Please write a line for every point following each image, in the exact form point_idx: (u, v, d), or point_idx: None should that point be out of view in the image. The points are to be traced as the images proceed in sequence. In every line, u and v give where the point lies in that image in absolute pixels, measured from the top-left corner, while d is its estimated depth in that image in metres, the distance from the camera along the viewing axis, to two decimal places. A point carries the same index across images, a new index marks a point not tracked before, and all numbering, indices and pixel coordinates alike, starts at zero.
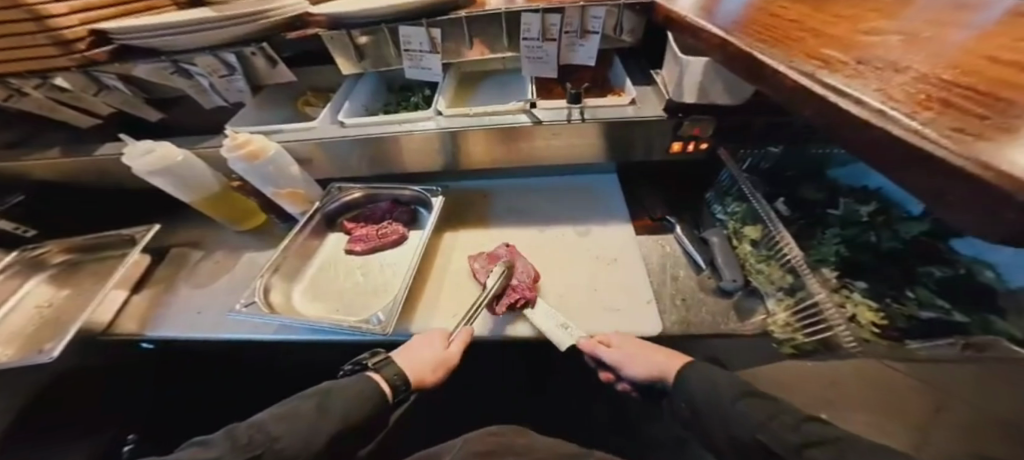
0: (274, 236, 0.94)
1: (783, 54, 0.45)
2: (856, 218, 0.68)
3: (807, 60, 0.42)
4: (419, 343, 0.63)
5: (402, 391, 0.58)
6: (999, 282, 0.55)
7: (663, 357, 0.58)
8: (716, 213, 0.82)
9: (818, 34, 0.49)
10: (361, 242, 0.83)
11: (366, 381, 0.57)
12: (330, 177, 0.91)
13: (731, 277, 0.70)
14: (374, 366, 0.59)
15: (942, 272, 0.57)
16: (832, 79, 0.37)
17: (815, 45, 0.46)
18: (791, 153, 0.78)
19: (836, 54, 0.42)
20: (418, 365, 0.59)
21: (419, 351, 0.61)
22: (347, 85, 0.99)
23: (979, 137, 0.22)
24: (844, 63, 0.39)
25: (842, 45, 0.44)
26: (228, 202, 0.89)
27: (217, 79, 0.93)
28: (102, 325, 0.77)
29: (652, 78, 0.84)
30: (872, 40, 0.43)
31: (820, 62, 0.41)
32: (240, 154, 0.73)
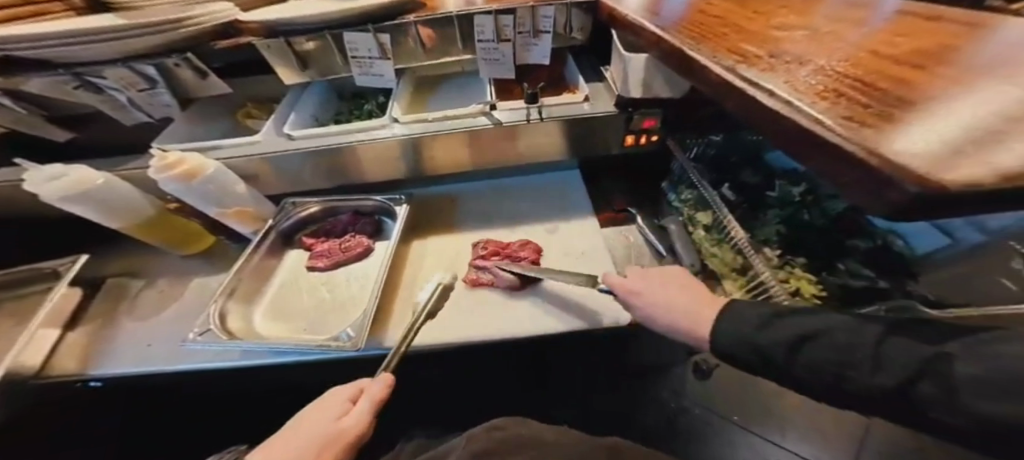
0: (225, 258, 0.87)
1: (711, 51, 0.49)
2: (790, 198, 0.78)
3: (730, 55, 0.47)
4: (309, 417, 0.52)
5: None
6: (910, 249, 0.66)
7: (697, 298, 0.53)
8: (671, 202, 0.89)
9: (739, 30, 0.54)
10: (324, 257, 0.79)
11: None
12: (283, 192, 0.86)
13: (689, 262, 0.76)
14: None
15: (866, 245, 0.68)
16: (751, 72, 0.41)
17: (738, 41, 0.50)
18: (730, 141, 0.86)
19: (755, 49, 0.47)
20: (285, 453, 0.48)
21: (309, 429, 0.51)
22: (292, 95, 0.94)
23: (867, 123, 0.26)
24: (761, 58, 0.44)
25: (760, 41, 0.49)
26: (166, 226, 0.80)
27: (135, 93, 0.84)
28: (33, 367, 0.66)
29: (603, 75, 0.88)
30: (784, 36, 0.49)
31: (741, 57, 0.45)
32: (173, 175, 0.66)
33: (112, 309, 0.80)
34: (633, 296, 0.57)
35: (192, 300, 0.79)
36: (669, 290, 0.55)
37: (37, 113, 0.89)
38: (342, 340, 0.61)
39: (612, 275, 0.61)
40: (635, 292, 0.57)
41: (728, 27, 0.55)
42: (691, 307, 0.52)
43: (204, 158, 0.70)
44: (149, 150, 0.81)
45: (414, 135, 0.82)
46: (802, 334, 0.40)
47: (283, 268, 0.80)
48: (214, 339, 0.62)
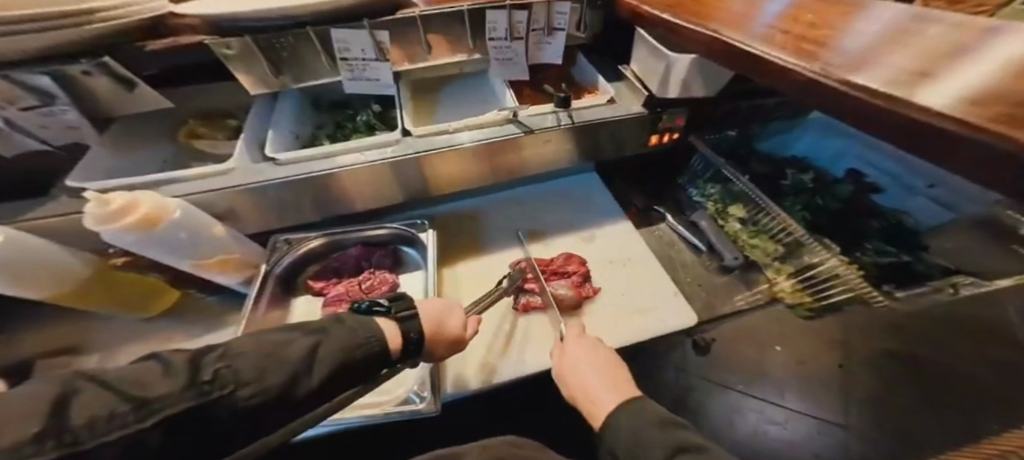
0: (206, 314, 0.65)
1: (785, 40, 0.47)
2: (804, 185, 0.84)
3: (810, 44, 0.45)
4: (443, 307, 0.54)
5: (412, 349, 0.47)
6: (918, 224, 0.76)
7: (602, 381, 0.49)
8: (693, 196, 0.90)
9: (798, 18, 0.52)
10: (341, 303, 0.65)
11: (380, 329, 0.44)
12: (268, 228, 0.68)
13: (732, 255, 0.77)
14: (396, 313, 0.48)
15: (882, 223, 0.76)
16: (857, 60, 0.39)
17: (804, 28, 0.49)
18: (742, 134, 0.91)
19: (832, 35, 0.45)
20: (434, 322, 0.51)
21: (448, 318, 0.54)
22: (260, 109, 0.76)
23: None
24: (848, 44, 0.43)
25: (827, 27, 0.47)
26: (111, 291, 0.59)
27: (18, 112, 0.59)
28: None
29: (622, 74, 0.86)
30: (848, 19, 0.47)
31: (824, 44, 0.44)
32: (126, 225, 0.47)
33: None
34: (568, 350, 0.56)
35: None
36: (603, 365, 0.52)
37: None
38: (414, 403, 0.56)
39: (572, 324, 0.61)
40: (568, 349, 0.56)
41: (783, 13, 0.53)
42: (596, 387, 0.49)
43: (164, 198, 0.52)
44: (68, 189, 0.57)
45: (424, 151, 0.70)
46: (678, 448, 0.37)
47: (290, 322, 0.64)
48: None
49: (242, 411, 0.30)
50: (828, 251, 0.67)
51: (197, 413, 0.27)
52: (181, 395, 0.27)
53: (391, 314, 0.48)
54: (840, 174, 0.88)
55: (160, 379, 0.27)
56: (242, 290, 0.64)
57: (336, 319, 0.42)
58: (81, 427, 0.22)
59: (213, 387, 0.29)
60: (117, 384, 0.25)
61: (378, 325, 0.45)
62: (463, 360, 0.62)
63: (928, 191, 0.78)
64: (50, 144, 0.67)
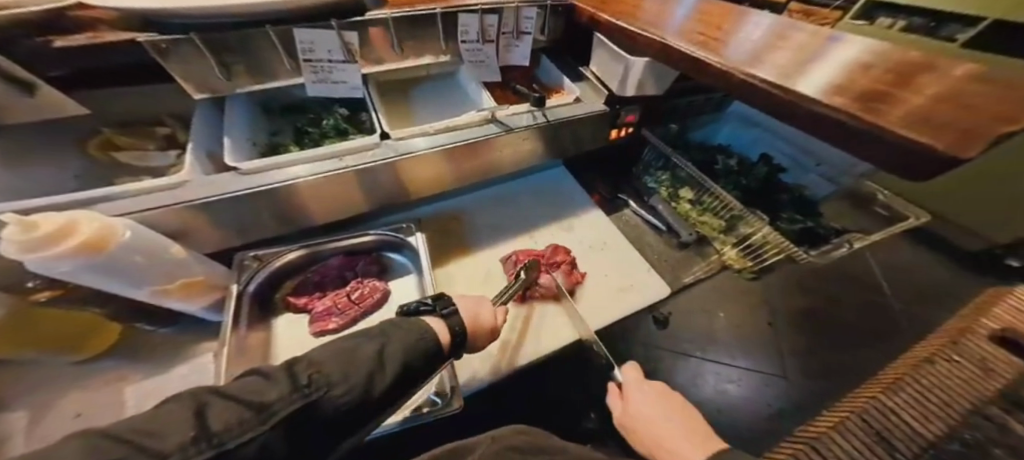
0: (170, 350, 0.58)
1: (729, 44, 0.57)
2: (730, 168, 1.00)
3: (751, 47, 0.55)
4: (478, 298, 0.55)
5: (458, 343, 0.47)
6: (814, 195, 0.96)
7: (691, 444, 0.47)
8: (648, 184, 1.02)
9: (733, 27, 0.62)
10: (331, 317, 0.60)
11: (429, 326, 0.45)
12: (230, 246, 0.61)
13: (688, 232, 0.89)
14: (439, 310, 0.49)
15: (790, 196, 0.94)
16: (784, 60, 0.50)
17: (741, 34, 0.59)
18: (680, 128, 1.06)
19: (763, 41, 0.56)
20: (476, 316, 0.52)
21: (484, 308, 0.54)
22: (205, 113, 0.67)
23: (934, 107, 0.36)
24: (777, 47, 0.53)
25: (758, 34, 0.58)
26: (31, 331, 0.48)
27: None
28: None
29: (583, 75, 0.94)
30: (769, 27, 0.59)
31: (760, 47, 0.54)
32: (62, 255, 0.38)
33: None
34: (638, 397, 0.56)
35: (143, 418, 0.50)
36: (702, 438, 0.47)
37: None
38: (437, 404, 0.54)
39: (635, 372, 0.61)
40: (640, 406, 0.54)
41: (715, 23, 0.65)
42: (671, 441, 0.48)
43: (105, 218, 0.43)
44: None
45: (406, 154, 0.69)
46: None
47: (275, 344, 0.58)
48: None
49: (338, 410, 0.35)
50: (760, 222, 0.80)
51: (305, 412, 0.33)
52: (289, 397, 0.32)
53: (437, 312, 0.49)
54: (756, 158, 1.06)
55: (267, 385, 0.33)
56: (209, 315, 0.57)
57: (391, 323, 0.44)
58: (220, 432, 0.28)
59: (310, 389, 0.34)
60: (235, 395, 0.31)
61: (427, 321, 0.45)
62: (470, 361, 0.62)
63: (818, 169, 0.97)
64: None
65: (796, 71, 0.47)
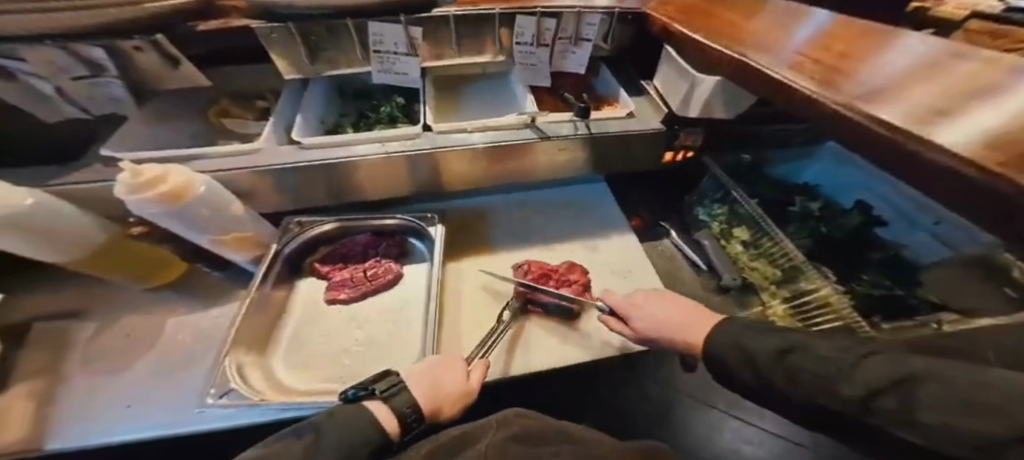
0: (217, 292, 0.67)
1: (827, 70, 0.46)
2: (810, 212, 0.84)
3: (858, 77, 0.43)
4: (439, 369, 0.51)
5: (411, 429, 0.44)
6: (920, 259, 0.74)
7: (691, 317, 0.54)
8: (699, 215, 0.91)
9: (839, 51, 0.51)
10: (345, 288, 0.67)
11: (371, 418, 0.40)
12: (282, 209, 0.71)
13: (731, 277, 0.77)
14: (383, 394, 0.44)
15: (881, 255, 0.75)
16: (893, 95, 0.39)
17: (847, 62, 0.48)
18: (755, 160, 0.93)
19: (874, 71, 0.44)
20: (435, 393, 0.48)
21: (445, 380, 0.50)
22: (289, 93, 0.78)
23: None
24: (892, 77, 0.42)
25: (870, 62, 0.47)
26: (124, 256, 0.61)
27: (68, 82, 0.63)
28: None
29: (644, 89, 0.88)
30: (884, 55, 0.47)
31: (870, 77, 0.43)
32: (152, 197, 0.49)
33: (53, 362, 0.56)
34: (636, 317, 0.59)
35: (180, 346, 0.59)
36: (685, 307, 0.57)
37: None
38: None
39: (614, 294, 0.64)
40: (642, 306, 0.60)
41: (806, 42, 0.54)
42: (678, 318, 0.55)
43: (192, 173, 0.54)
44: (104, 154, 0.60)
45: (443, 147, 0.72)
46: (781, 350, 0.41)
47: (295, 300, 0.66)
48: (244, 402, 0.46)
49: None
50: (825, 280, 0.67)
51: None
52: None
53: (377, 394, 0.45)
54: (849, 204, 0.86)
55: None
56: (248, 267, 0.66)
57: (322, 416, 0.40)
58: None
59: None
60: None
61: (369, 410, 0.41)
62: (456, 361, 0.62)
63: (933, 227, 0.76)
64: (92, 114, 0.71)
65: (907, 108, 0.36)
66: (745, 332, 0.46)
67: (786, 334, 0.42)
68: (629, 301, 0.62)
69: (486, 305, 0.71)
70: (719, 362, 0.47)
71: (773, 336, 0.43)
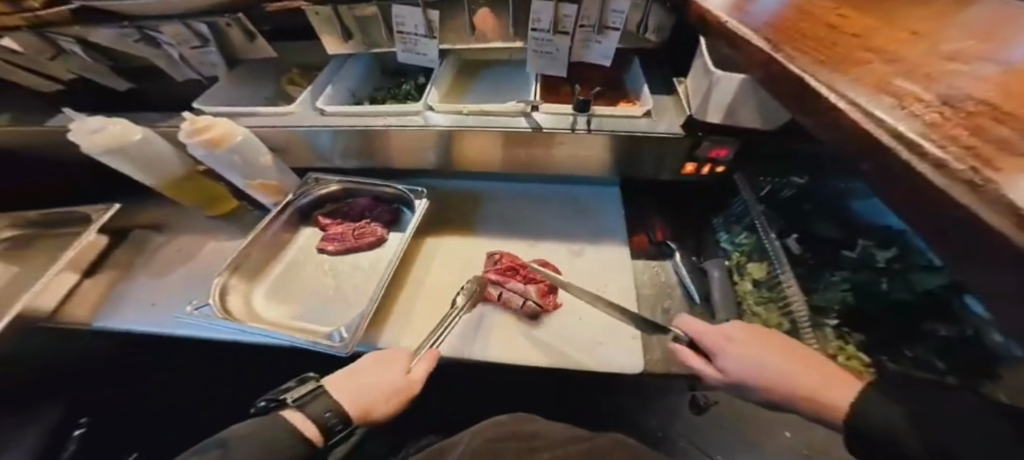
0: (247, 223, 0.89)
1: (845, 80, 0.35)
2: (871, 263, 0.64)
3: (876, 95, 0.32)
4: (367, 373, 0.55)
5: (337, 430, 0.51)
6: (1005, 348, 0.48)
7: (815, 374, 0.43)
8: (721, 241, 0.78)
9: (891, 58, 0.38)
10: (334, 241, 0.79)
11: (287, 427, 0.48)
12: (308, 165, 0.85)
13: (726, 318, 0.66)
14: (295, 403, 0.51)
15: (947, 332, 0.54)
16: (897, 121, 0.28)
17: (886, 72, 0.35)
18: (814, 187, 0.75)
19: (912, 87, 0.32)
20: (365, 395, 0.52)
21: (367, 383, 0.54)
22: (333, 66, 0.90)
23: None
24: (922, 100, 0.30)
25: (918, 75, 0.34)
26: (195, 187, 0.82)
27: (187, 50, 0.82)
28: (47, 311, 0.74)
29: (673, 87, 0.79)
30: (950, 67, 0.33)
31: (891, 98, 0.32)
32: (201, 140, 0.67)
33: (131, 261, 0.87)
34: (724, 354, 0.49)
35: (206, 266, 0.83)
36: (784, 354, 0.46)
37: (103, 64, 0.87)
38: (332, 340, 0.61)
39: (693, 321, 0.54)
40: (731, 350, 0.48)
41: (854, 46, 0.41)
42: (788, 371, 0.44)
43: (235, 126, 0.71)
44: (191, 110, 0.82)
45: (427, 127, 0.77)
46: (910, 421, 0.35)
47: (295, 242, 0.82)
48: (209, 316, 0.65)
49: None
50: (839, 342, 0.57)
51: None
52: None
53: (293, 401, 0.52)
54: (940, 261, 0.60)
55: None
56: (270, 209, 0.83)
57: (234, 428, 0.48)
58: None
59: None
60: None
61: (284, 421, 0.49)
62: (408, 323, 0.70)
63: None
64: (203, 77, 0.91)
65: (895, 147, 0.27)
66: (875, 405, 0.38)
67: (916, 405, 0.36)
68: (708, 335, 0.52)
69: (444, 288, 0.76)
70: (864, 435, 0.38)
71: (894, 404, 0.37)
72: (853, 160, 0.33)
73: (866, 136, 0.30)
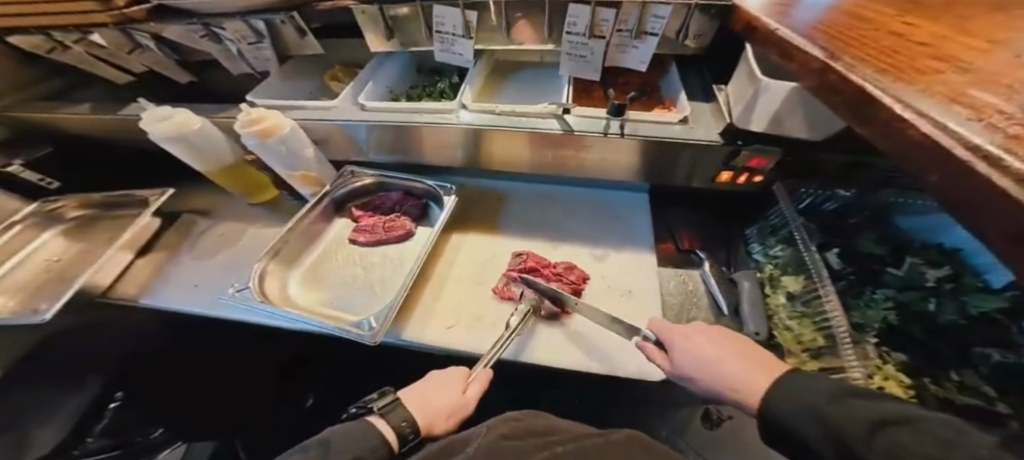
0: (287, 211, 0.94)
1: (912, 92, 0.33)
2: (918, 282, 0.59)
3: (947, 105, 0.30)
4: (428, 393, 0.59)
5: (410, 440, 0.53)
6: None
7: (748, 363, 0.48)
8: (753, 253, 0.77)
9: (963, 68, 0.35)
10: (365, 232, 0.83)
11: (372, 428, 0.51)
12: (347, 158, 0.89)
13: (754, 329, 0.65)
14: (380, 411, 0.54)
15: (1003, 357, 0.49)
16: (977, 131, 0.25)
17: (959, 81, 0.33)
18: (863, 199, 0.71)
19: (991, 98, 0.30)
20: (432, 409, 0.57)
21: (434, 399, 0.58)
22: (375, 63, 0.93)
23: None
24: (1004, 112, 0.27)
25: (999, 87, 0.31)
26: (241, 175, 0.88)
27: (245, 46, 0.85)
28: (103, 287, 0.81)
29: (713, 95, 0.78)
30: None
31: (965, 108, 0.29)
32: (254, 130, 0.72)
33: (178, 243, 0.93)
34: (675, 346, 0.54)
35: (248, 251, 0.88)
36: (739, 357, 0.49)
37: (172, 58, 0.93)
38: (362, 329, 0.64)
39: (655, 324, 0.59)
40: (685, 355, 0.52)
41: (923, 57, 0.39)
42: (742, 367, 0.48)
43: (285, 119, 0.75)
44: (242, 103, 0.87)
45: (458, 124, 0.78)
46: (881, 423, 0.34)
47: (329, 233, 0.85)
48: (248, 298, 0.69)
49: None
50: (879, 361, 0.54)
51: None
52: None
53: (375, 410, 0.54)
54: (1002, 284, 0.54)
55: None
56: (309, 199, 0.88)
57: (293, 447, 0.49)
58: None
59: None
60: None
61: (370, 425, 0.51)
62: (430, 316, 0.73)
63: None
64: (256, 71, 0.95)
65: (965, 155, 0.24)
66: (801, 390, 0.41)
67: (854, 400, 0.37)
68: (682, 332, 0.55)
69: (470, 284, 0.78)
70: (789, 428, 0.41)
71: (845, 407, 0.37)
72: (920, 173, 0.29)
73: (942, 150, 0.26)
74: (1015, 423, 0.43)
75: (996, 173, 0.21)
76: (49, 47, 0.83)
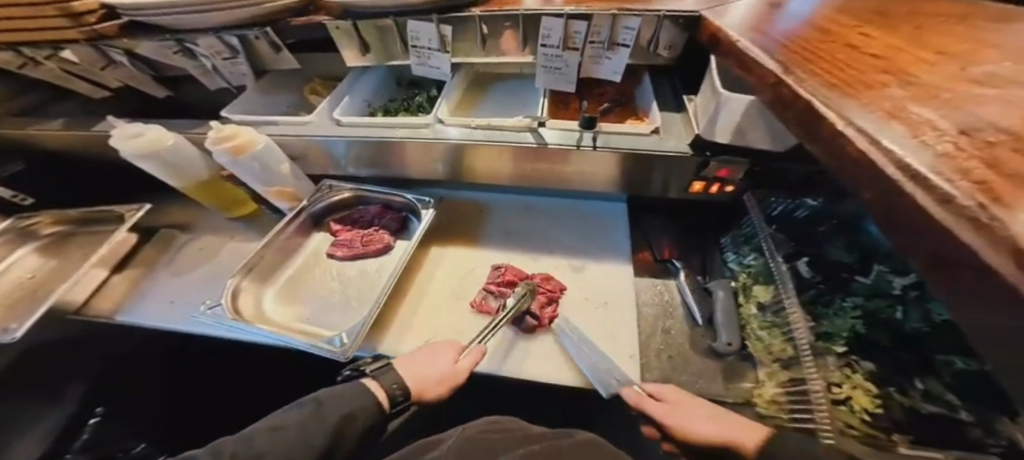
0: (264, 224, 0.94)
1: (855, 108, 0.33)
2: (885, 290, 0.60)
3: (887, 121, 0.30)
4: (423, 359, 0.62)
5: (399, 401, 0.58)
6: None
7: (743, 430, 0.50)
8: (728, 262, 0.78)
9: (909, 81, 0.37)
10: (344, 247, 0.83)
11: (364, 389, 0.58)
12: (324, 172, 0.89)
13: (727, 340, 0.65)
14: (373, 373, 0.61)
15: (964, 364, 0.50)
16: (908, 150, 0.26)
17: (902, 96, 0.34)
18: (830, 207, 0.72)
19: (930, 114, 0.30)
20: (423, 375, 0.60)
21: (428, 365, 0.61)
22: (352, 77, 0.94)
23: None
24: (937, 128, 0.28)
25: (938, 103, 0.32)
26: (219, 190, 0.88)
27: (219, 61, 0.86)
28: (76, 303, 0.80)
29: (683, 106, 0.79)
30: (981, 93, 0.32)
31: (902, 125, 0.29)
32: (226, 147, 0.72)
33: (155, 258, 0.92)
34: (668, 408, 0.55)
35: (224, 265, 0.88)
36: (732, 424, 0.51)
37: (146, 73, 0.93)
38: (333, 345, 0.63)
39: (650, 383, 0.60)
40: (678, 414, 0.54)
41: (872, 72, 0.40)
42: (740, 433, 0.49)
43: (257, 134, 0.75)
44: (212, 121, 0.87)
45: (434, 139, 0.79)
46: None
47: (307, 246, 0.85)
48: (221, 317, 0.68)
49: None
50: (846, 371, 0.54)
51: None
52: None
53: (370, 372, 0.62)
54: None
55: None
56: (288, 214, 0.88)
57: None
58: None
59: None
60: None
61: (365, 386, 0.58)
62: (404, 330, 0.72)
63: None
64: (232, 85, 0.95)
65: (897, 173, 0.24)
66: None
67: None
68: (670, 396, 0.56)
69: (446, 298, 0.78)
70: None
71: None
72: (857, 189, 0.30)
73: (875, 166, 0.27)
74: (976, 431, 0.45)
75: (921, 193, 0.21)
76: (21, 63, 0.83)
